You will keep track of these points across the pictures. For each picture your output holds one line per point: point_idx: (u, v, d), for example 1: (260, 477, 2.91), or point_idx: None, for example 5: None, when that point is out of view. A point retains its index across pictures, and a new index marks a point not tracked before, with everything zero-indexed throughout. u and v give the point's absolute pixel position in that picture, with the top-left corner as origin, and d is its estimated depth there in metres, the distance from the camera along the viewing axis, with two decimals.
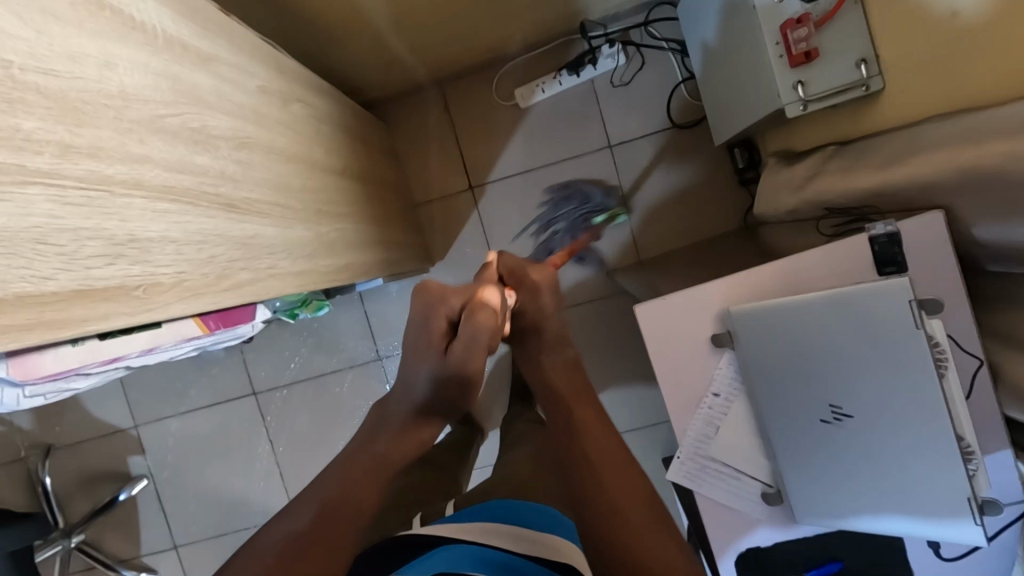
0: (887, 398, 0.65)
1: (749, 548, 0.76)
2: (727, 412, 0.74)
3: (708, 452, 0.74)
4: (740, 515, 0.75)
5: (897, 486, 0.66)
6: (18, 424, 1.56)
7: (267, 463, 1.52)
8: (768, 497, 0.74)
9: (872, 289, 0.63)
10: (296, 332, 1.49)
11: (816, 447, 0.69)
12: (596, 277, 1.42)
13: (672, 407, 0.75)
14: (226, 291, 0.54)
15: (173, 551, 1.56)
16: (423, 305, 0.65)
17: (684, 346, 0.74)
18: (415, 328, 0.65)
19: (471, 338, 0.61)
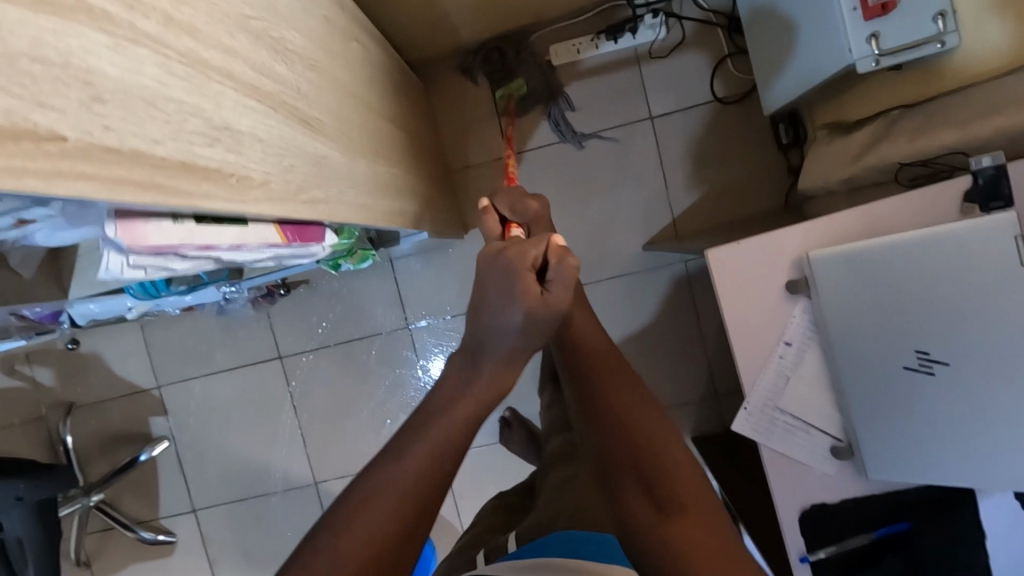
0: (982, 343, 0.66)
1: (813, 505, 0.79)
2: (800, 363, 0.77)
3: (777, 404, 0.78)
4: (812, 472, 0.78)
5: (991, 433, 0.67)
6: (39, 380, 1.55)
7: (291, 429, 1.51)
8: (837, 452, 0.77)
9: (972, 228, 0.64)
10: (325, 297, 1.47)
11: (902, 393, 0.72)
12: (632, 252, 1.40)
13: (745, 358, 0.78)
14: (305, 205, 0.52)
15: (191, 515, 1.54)
16: (495, 260, 0.46)
17: (763, 294, 0.77)
18: (493, 275, 0.45)
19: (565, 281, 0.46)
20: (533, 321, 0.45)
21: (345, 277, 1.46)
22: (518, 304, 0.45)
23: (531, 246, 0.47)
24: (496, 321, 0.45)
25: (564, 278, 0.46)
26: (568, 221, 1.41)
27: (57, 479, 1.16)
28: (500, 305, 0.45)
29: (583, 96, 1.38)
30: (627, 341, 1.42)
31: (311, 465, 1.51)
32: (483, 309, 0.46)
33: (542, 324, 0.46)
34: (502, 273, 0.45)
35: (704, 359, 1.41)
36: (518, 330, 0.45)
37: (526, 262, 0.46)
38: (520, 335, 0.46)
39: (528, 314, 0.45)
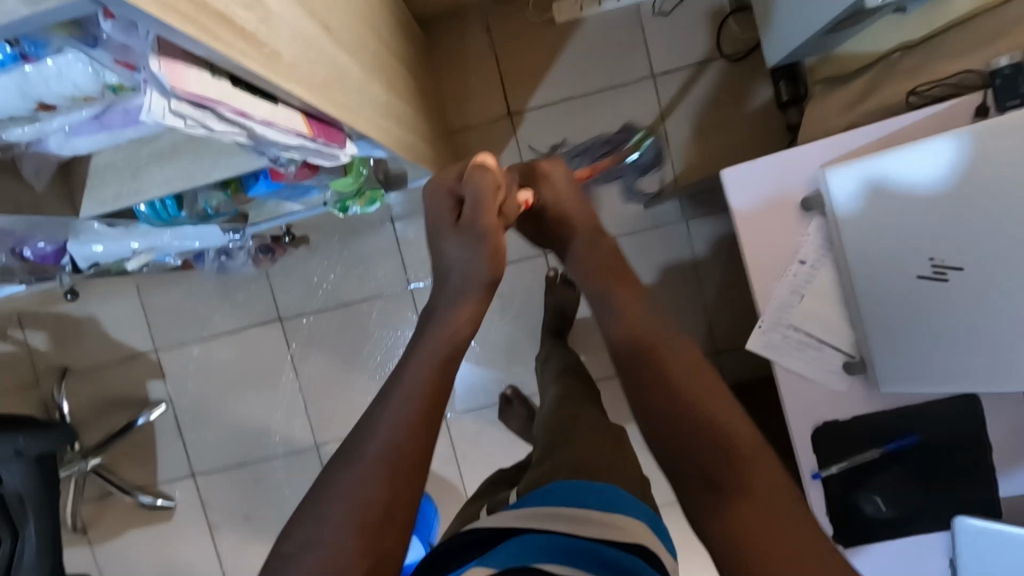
0: (995, 247, 0.68)
1: (827, 421, 0.83)
2: (812, 278, 0.81)
3: (789, 320, 0.81)
4: (824, 392, 0.83)
5: (996, 338, 0.70)
6: (33, 344, 1.53)
7: (291, 391, 1.50)
8: (850, 367, 0.81)
9: (988, 130, 0.66)
10: (326, 256, 1.46)
11: (918, 302, 0.74)
12: (634, 211, 1.41)
13: (760, 276, 0.82)
14: (329, 101, 0.52)
15: (190, 479, 1.53)
16: (430, 197, 0.74)
17: (779, 213, 0.81)
18: (433, 215, 0.74)
19: (477, 199, 0.69)
20: (463, 243, 0.70)
21: (346, 238, 1.45)
22: (449, 233, 0.71)
23: (447, 176, 0.73)
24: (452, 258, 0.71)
25: (476, 190, 0.69)
26: None
27: (56, 433, 1.14)
28: (439, 238, 0.73)
29: (585, 55, 1.38)
30: None
31: (312, 428, 1.51)
32: (439, 246, 0.73)
33: (473, 243, 0.70)
34: (434, 210, 0.73)
35: (705, 318, 1.42)
36: (462, 255, 0.70)
37: (443, 190, 0.72)
38: (472, 258, 0.70)
39: (465, 242, 0.70)
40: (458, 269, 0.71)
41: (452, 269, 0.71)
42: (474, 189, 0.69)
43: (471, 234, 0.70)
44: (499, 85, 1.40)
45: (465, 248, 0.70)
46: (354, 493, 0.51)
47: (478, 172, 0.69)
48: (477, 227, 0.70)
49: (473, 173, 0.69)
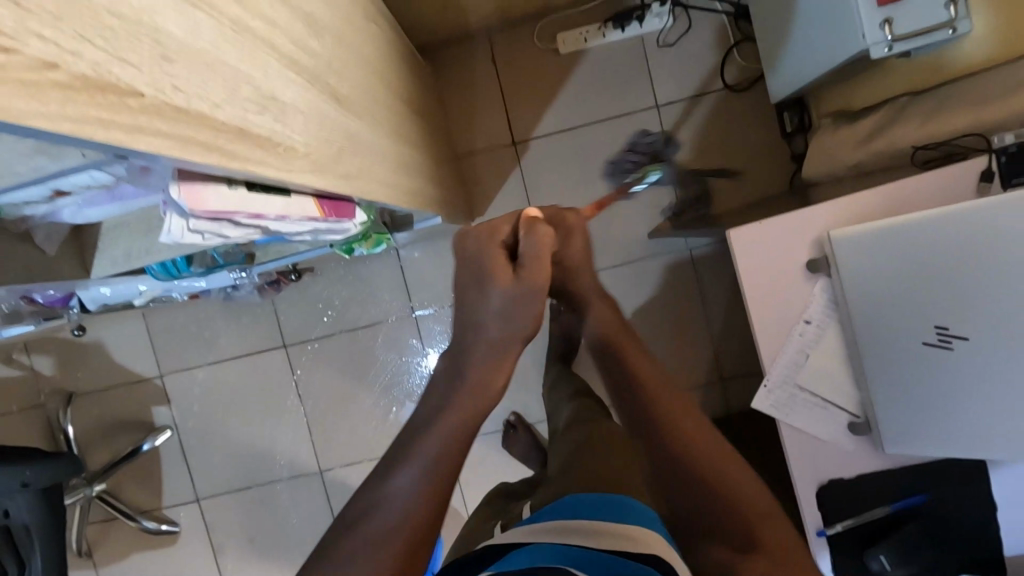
0: (1000, 322, 0.67)
1: (833, 479, 0.84)
2: (818, 339, 0.82)
3: (796, 380, 0.83)
4: (830, 446, 0.84)
5: (1003, 413, 0.69)
6: (39, 369, 1.54)
7: (296, 416, 1.51)
8: (855, 427, 0.83)
9: (994, 205, 0.64)
10: (331, 283, 1.47)
11: (923, 367, 0.74)
12: (638, 240, 1.41)
13: (766, 335, 0.84)
14: (342, 181, 0.52)
15: (195, 503, 1.54)
16: (473, 243, 0.61)
17: (786, 272, 0.83)
18: (467, 264, 0.60)
19: (535, 253, 0.59)
20: (511, 301, 0.57)
21: (351, 264, 1.46)
22: (493, 285, 0.57)
23: (502, 225, 0.63)
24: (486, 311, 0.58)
25: (531, 245, 0.59)
26: (574, 209, 1.42)
27: (62, 463, 1.16)
28: (482, 289, 0.58)
29: (589, 85, 1.39)
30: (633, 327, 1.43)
31: (317, 453, 1.51)
32: (471, 303, 0.58)
33: (523, 303, 0.58)
34: (476, 263, 0.59)
35: (709, 345, 1.43)
36: (499, 314, 0.58)
37: (492, 240, 0.61)
38: (513, 314, 0.58)
39: (513, 294, 0.57)
40: (489, 327, 0.57)
41: (477, 325, 0.58)
42: (535, 244, 0.59)
43: (522, 291, 0.57)
44: (504, 114, 1.41)
45: (506, 307, 0.57)
46: (390, 534, 0.51)
47: (540, 226, 0.61)
48: (536, 285, 0.58)
49: (531, 228, 0.60)
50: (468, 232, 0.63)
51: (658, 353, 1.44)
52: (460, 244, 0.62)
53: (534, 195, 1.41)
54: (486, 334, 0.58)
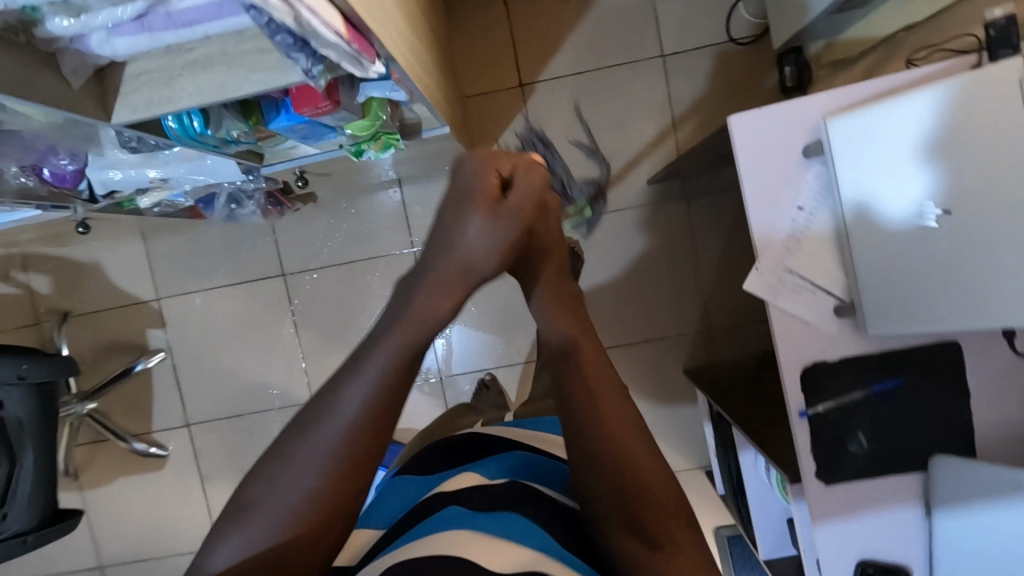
0: (982, 190, 0.71)
1: (814, 361, 0.88)
2: (811, 223, 0.86)
3: (788, 263, 0.87)
4: (815, 329, 0.88)
5: (980, 281, 0.74)
6: (35, 287, 1.54)
7: (291, 346, 1.52)
8: (840, 308, 0.87)
9: (984, 73, 0.69)
10: (334, 215, 1.48)
11: (911, 242, 0.79)
12: (638, 186, 1.44)
13: (761, 221, 0.87)
14: (360, 4, 0.57)
15: (185, 428, 1.55)
16: (463, 169, 0.58)
17: (783, 162, 0.86)
18: (461, 183, 0.58)
19: (525, 198, 0.59)
20: (492, 234, 0.57)
21: (354, 197, 1.48)
22: (476, 213, 0.57)
23: (500, 159, 0.60)
24: (468, 239, 0.57)
25: (527, 187, 0.59)
26: (577, 152, 1.44)
27: (51, 364, 1.14)
28: (463, 214, 0.57)
29: (598, 32, 1.41)
30: (629, 273, 1.45)
31: (309, 384, 1.53)
32: (450, 220, 0.57)
33: (499, 243, 0.57)
34: (461, 192, 0.58)
35: (701, 294, 1.46)
36: (484, 238, 0.57)
37: (489, 167, 0.59)
38: (492, 244, 0.57)
39: (493, 224, 0.57)
40: (467, 252, 0.57)
41: (458, 252, 0.56)
42: (529, 185, 0.60)
43: (504, 226, 0.57)
44: (513, 55, 1.43)
45: (483, 229, 0.57)
46: (329, 454, 0.48)
47: (536, 169, 0.61)
48: (521, 221, 0.59)
49: (528, 168, 0.60)
50: (470, 155, 0.59)
51: (651, 300, 1.46)
52: (453, 171, 0.59)
53: (539, 137, 1.44)
54: (455, 260, 0.56)
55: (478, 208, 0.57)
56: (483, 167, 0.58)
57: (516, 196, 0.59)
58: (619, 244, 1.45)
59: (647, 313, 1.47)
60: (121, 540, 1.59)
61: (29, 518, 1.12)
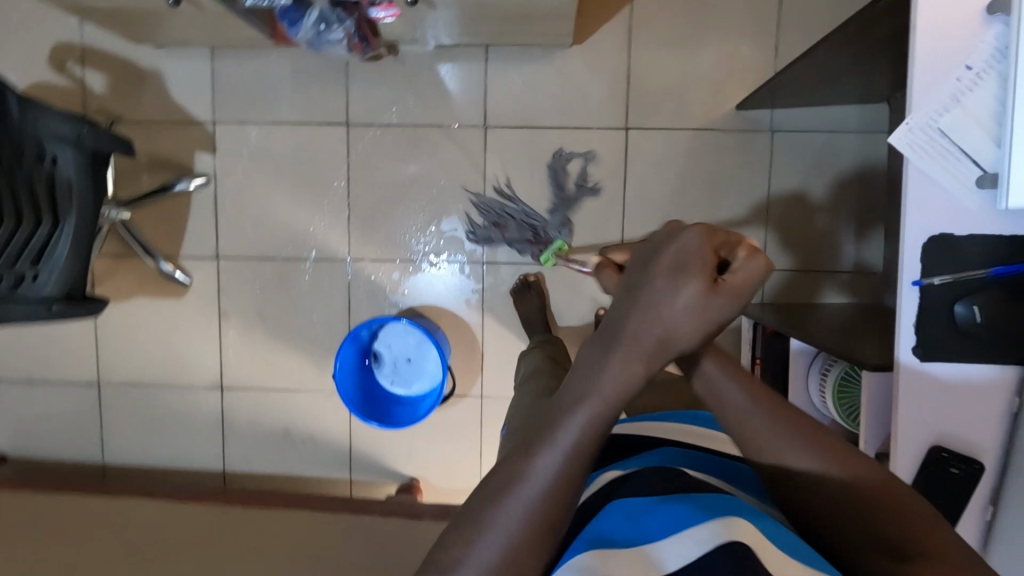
0: None
1: (940, 238, 0.74)
2: (976, 85, 0.71)
3: (938, 124, 0.72)
4: (949, 206, 0.74)
5: None
6: (88, 84, 1.48)
7: (340, 198, 1.48)
8: (982, 182, 0.73)
9: None
10: (412, 73, 1.44)
11: None
12: (725, 110, 1.41)
13: (920, 70, 0.72)
14: None
15: (214, 261, 1.51)
16: (688, 241, 0.58)
17: (964, 10, 0.70)
18: (675, 254, 0.58)
19: (744, 280, 0.57)
20: (697, 308, 0.57)
21: (435, 60, 1.43)
22: (688, 286, 0.56)
23: (719, 239, 0.59)
24: (674, 308, 0.57)
25: (746, 271, 0.57)
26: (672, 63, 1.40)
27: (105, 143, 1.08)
28: (668, 284, 0.57)
29: None
30: (696, 196, 1.43)
31: (349, 242, 1.49)
32: (654, 288, 0.57)
33: (701, 317, 0.57)
34: (672, 262, 0.58)
35: (762, 234, 1.44)
36: (691, 315, 0.57)
37: (707, 248, 0.58)
38: (692, 317, 0.57)
39: (704, 297, 0.56)
40: (663, 324, 0.57)
41: (667, 319, 0.57)
42: (750, 274, 0.57)
43: (710, 300, 0.57)
44: None
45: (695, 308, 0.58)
46: (533, 508, 0.52)
47: (754, 256, 0.58)
48: (725, 306, 0.57)
49: (752, 253, 0.58)
50: (682, 236, 0.59)
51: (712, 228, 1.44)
52: (675, 243, 0.58)
53: (636, 39, 1.40)
54: (655, 333, 0.57)
55: (678, 283, 0.57)
56: (695, 253, 0.57)
57: (729, 281, 0.57)
58: (694, 164, 1.43)
59: None
60: (126, 364, 1.55)
61: (61, 285, 1.09)
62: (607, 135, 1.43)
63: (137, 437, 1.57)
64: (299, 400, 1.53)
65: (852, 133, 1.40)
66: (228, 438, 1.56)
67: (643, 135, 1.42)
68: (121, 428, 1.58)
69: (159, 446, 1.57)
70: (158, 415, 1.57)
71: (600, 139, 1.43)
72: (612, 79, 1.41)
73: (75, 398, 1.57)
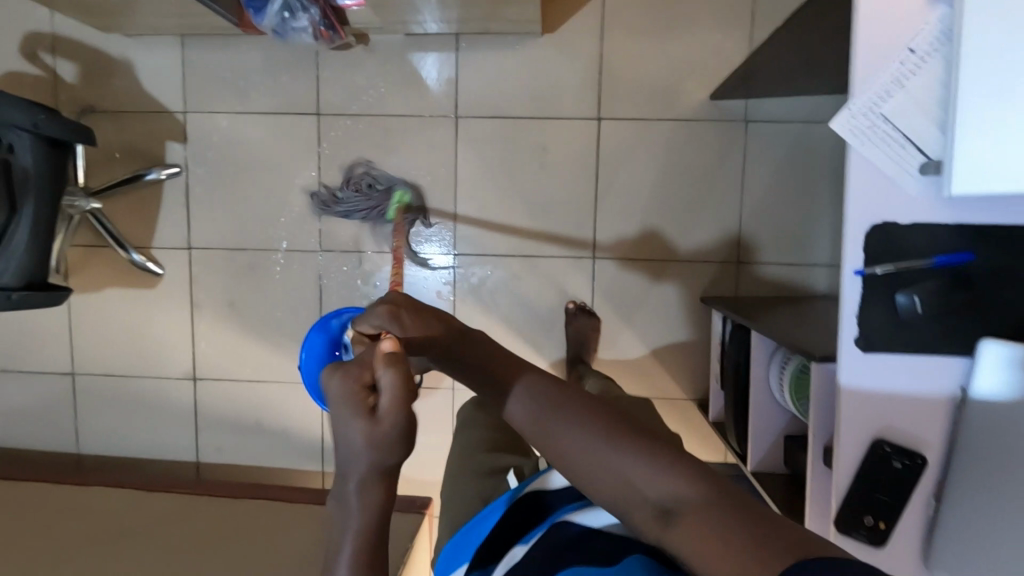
0: None
1: (885, 224, 0.76)
2: (919, 70, 0.73)
3: (882, 110, 0.74)
4: (893, 192, 0.76)
5: None
6: (60, 74, 1.48)
7: (310, 190, 1.47)
8: (925, 168, 0.74)
9: None
10: (383, 62, 1.43)
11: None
12: (698, 101, 1.39)
13: (865, 55, 0.73)
14: None
15: (185, 252, 1.51)
16: (329, 384, 0.55)
17: None
18: (334, 394, 0.55)
19: (394, 394, 0.53)
20: (373, 442, 0.54)
21: (405, 48, 1.42)
22: (354, 426, 0.54)
23: (364, 367, 0.55)
24: (352, 446, 0.55)
25: (392, 387, 0.53)
26: (645, 52, 1.38)
27: (62, 132, 1.07)
28: (341, 424, 0.55)
29: None
30: (669, 189, 1.42)
31: (320, 233, 1.48)
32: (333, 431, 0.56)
33: (383, 445, 0.54)
34: (337, 403, 0.55)
35: (735, 227, 1.42)
36: (365, 451, 0.54)
37: (357, 382, 0.54)
38: (379, 448, 0.55)
39: (370, 432, 0.54)
40: (354, 455, 0.55)
41: (351, 455, 0.56)
42: (393, 388, 0.53)
43: (378, 435, 0.54)
44: None
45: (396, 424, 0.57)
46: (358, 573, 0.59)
47: (392, 367, 0.53)
48: (398, 428, 0.54)
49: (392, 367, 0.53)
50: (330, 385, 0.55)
51: (683, 221, 1.42)
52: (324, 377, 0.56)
53: (608, 27, 1.38)
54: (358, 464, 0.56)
55: (342, 427, 0.54)
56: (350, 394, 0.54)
57: (386, 410, 0.53)
58: (666, 156, 1.41)
59: (678, 235, 1.43)
60: (100, 354, 1.56)
61: (16, 275, 1.10)
62: (579, 125, 1.41)
63: (111, 427, 1.58)
64: (271, 391, 1.53)
65: (827, 124, 1.38)
66: (201, 429, 1.56)
67: (615, 125, 1.40)
68: (95, 418, 1.58)
69: (133, 436, 1.58)
70: (132, 406, 1.57)
71: (572, 130, 1.41)
72: (584, 69, 1.39)
73: (50, 388, 1.58)
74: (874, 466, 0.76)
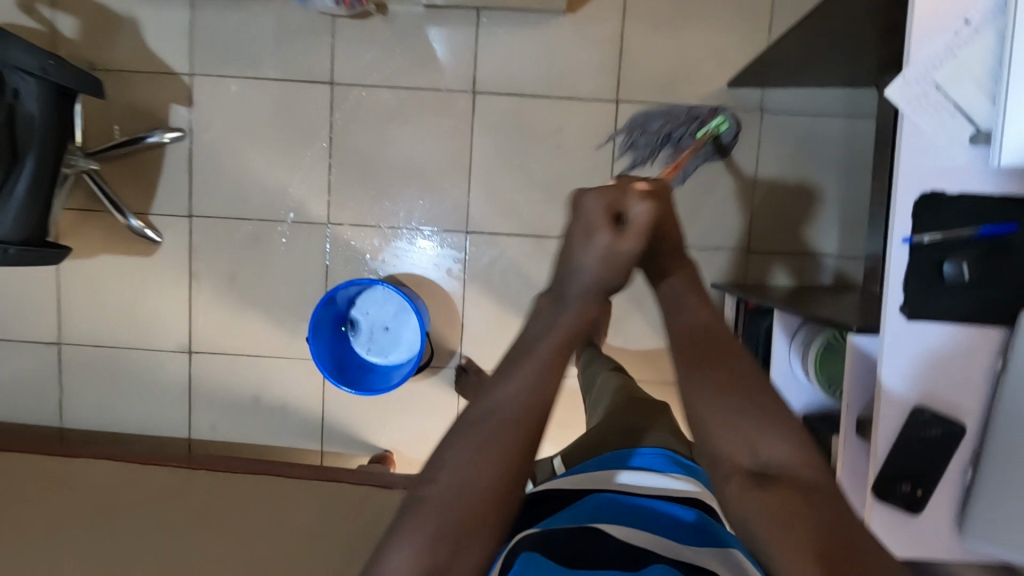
0: None
1: (929, 192, 0.80)
2: (971, 41, 0.77)
3: (935, 77, 0.78)
4: (940, 162, 0.80)
5: None
6: (59, 29, 1.41)
7: (320, 161, 1.44)
8: (974, 139, 0.79)
9: None
10: (401, 34, 1.40)
11: None
12: (716, 88, 1.40)
13: (921, 24, 0.78)
14: None
15: (186, 220, 1.45)
16: (583, 201, 0.67)
17: None
18: (585, 215, 0.67)
19: (641, 219, 0.66)
20: (611, 255, 0.66)
21: (424, 21, 1.40)
22: (599, 238, 0.66)
23: (615, 195, 0.67)
24: (585, 261, 0.66)
25: (643, 213, 0.66)
26: (666, 37, 1.38)
27: (75, 79, 1.03)
28: (581, 240, 0.67)
29: None
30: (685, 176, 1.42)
31: (329, 205, 1.45)
32: (571, 247, 0.67)
33: (618, 260, 0.66)
34: (583, 224, 0.66)
35: (748, 216, 1.43)
36: (602, 261, 0.66)
37: (608, 207, 0.66)
38: (607, 268, 0.66)
39: (612, 246, 0.66)
40: (584, 276, 0.67)
41: (580, 268, 0.67)
42: (644, 213, 0.66)
43: (616, 249, 0.66)
44: None
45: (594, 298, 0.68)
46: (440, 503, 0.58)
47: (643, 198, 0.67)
48: (632, 250, 0.66)
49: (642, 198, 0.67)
50: (582, 203, 0.67)
51: (698, 208, 1.43)
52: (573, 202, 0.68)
53: (630, 10, 1.38)
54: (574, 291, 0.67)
55: (586, 242, 0.66)
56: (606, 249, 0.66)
57: (636, 226, 0.66)
58: (683, 142, 1.41)
59: (692, 221, 1.44)
60: (91, 324, 1.49)
61: (15, 225, 1.04)
62: (597, 107, 1.41)
63: (99, 401, 1.51)
64: (271, 367, 1.49)
65: (840, 118, 1.40)
66: (195, 405, 1.50)
67: (633, 109, 1.40)
68: (82, 391, 1.51)
69: (121, 412, 1.51)
70: (122, 380, 1.51)
71: (591, 111, 1.41)
72: (605, 51, 1.39)
73: (35, 358, 1.50)
74: (911, 435, 0.81)
